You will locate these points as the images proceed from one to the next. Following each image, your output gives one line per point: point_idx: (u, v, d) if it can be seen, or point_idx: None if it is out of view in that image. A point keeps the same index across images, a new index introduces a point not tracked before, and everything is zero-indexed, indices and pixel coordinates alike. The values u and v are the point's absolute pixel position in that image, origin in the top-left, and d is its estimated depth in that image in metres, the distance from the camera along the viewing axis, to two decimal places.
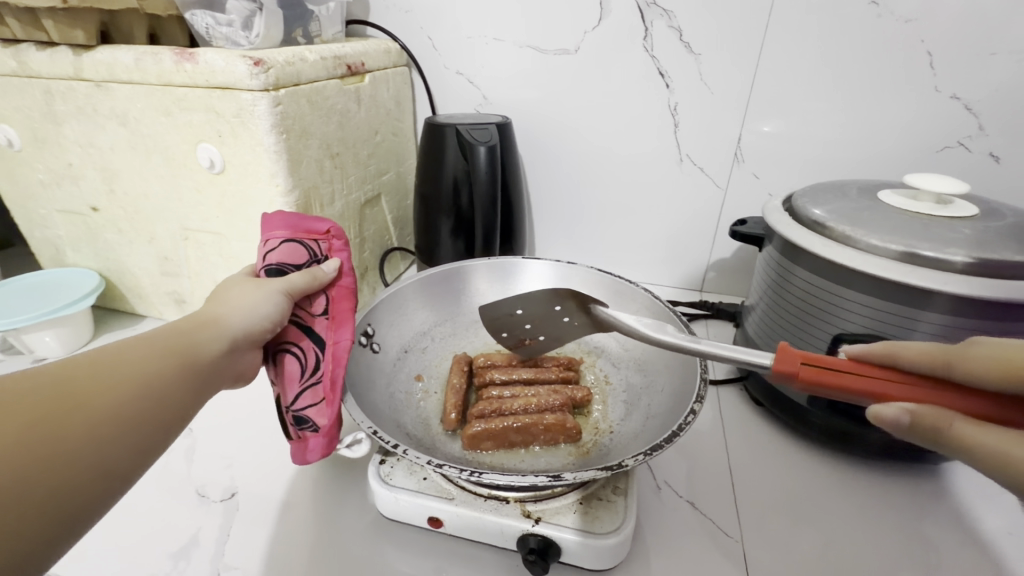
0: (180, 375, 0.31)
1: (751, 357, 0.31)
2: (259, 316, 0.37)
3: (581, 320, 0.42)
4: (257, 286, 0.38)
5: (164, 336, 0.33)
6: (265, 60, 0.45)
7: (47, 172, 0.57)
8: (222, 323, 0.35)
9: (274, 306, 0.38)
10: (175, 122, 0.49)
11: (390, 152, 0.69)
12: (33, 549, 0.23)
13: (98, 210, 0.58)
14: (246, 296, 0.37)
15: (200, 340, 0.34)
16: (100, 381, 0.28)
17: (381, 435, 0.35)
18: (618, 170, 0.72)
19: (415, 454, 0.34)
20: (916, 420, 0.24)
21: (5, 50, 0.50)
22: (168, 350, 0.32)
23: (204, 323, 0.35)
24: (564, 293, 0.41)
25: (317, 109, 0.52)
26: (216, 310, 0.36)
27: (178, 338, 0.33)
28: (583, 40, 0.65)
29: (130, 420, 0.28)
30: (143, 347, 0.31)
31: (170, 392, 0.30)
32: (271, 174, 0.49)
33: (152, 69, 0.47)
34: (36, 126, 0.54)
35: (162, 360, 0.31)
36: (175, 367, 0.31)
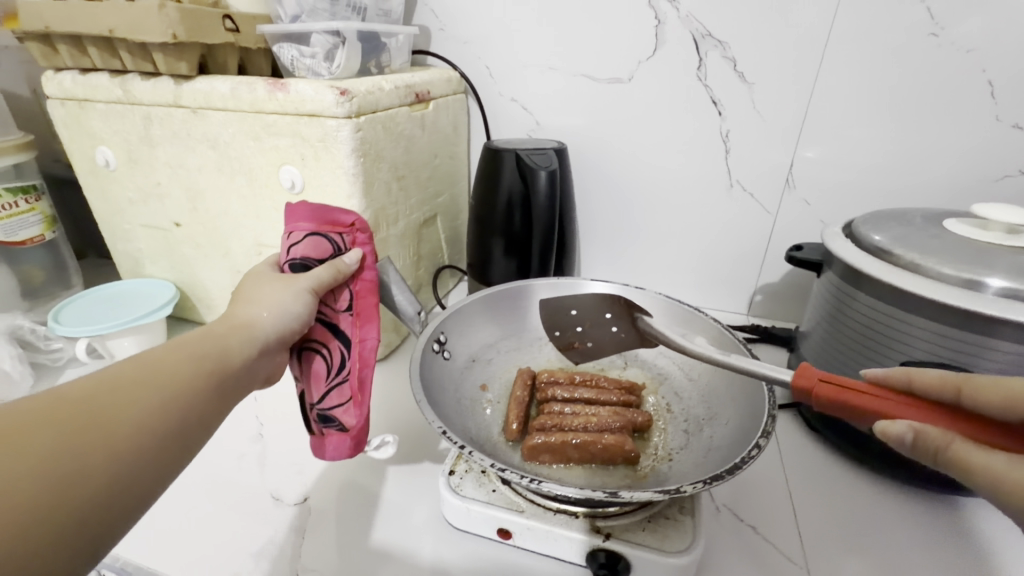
0: (212, 377, 0.34)
1: (776, 371, 0.34)
2: (289, 317, 0.39)
3: (626, 331, 0.50)
4: (285, 283, 0.40)
5: (194, 342, 0.35)
6: (350, 89, 0.48)
7: (137, 191, 0.62)
8: (252, 327, 0.38)
9: (303, 303, 0.40)
10: (262, 146, 0.53)
11: (446, 174, 0.72)
12: (86, 539, 0.26)
13: (179, 225, 0.62)
14: (276, 296, 0.39)
15: (232, 344, 0.36)
16: (139, 386, 0.30)
17: (450, 436, 0.36)
18: (665, 194, 0.74)
19: (480, 458, 0.35)
20: (920, 437, 0.27)
21: (112, 80, 0.55)
22: (201, 355, 0.34)
23: (236, 327, 0.37)
24: (615, 301, 0.50)
25: (389, 134, 0.56)
26: (248, 312, 0.38)
27: (208, 342, 0.35)
28: (637, 70, 0.67)
29: (171, 422, 0.30)
30: (173, 355, 0.33)
31: (203, 394, 0.33)
32: (346, 195, 0.52)
33: (245, 98, 0.51)
34: (132, 147, 0.59)
35: (193, 364, 0.33)
36: (206, 369, 0.34)
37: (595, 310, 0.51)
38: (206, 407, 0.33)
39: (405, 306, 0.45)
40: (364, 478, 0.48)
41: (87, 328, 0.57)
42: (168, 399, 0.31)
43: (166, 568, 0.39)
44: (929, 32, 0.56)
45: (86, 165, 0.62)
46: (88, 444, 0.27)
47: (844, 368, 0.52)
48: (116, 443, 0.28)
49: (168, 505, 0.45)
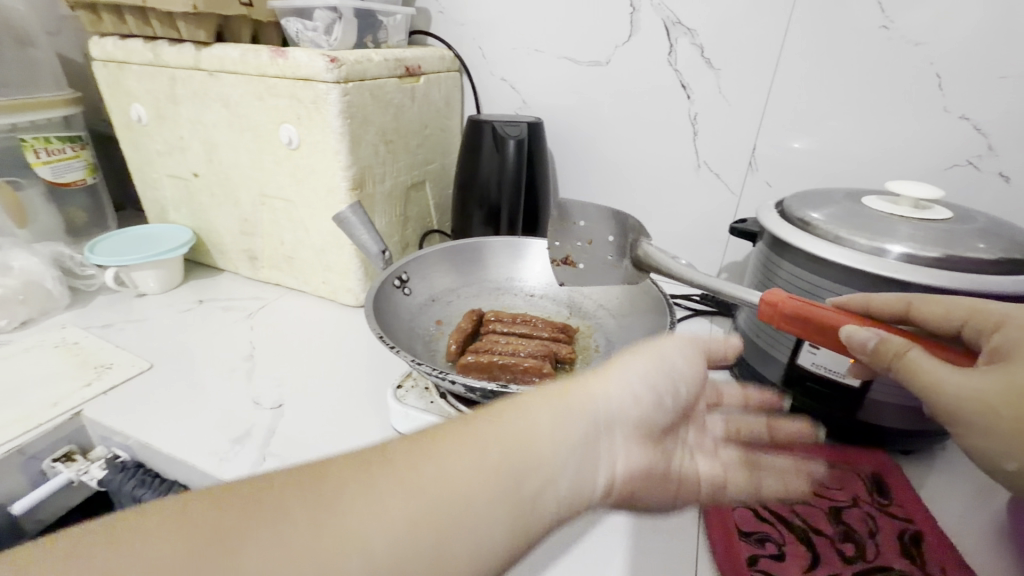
0: (526, 465, 0.27)
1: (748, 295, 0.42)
2: (642, 385, 0.32)
3: (618, 259, 0.53)
4: (566, 393, 0.30)
5: (466, 442, 0.26)
6: (339, 58, 0.56)
7: (163, 144, 0.71)
8: (584, 416, 0.29)
9: (637, 389, 0.32)
10: (266, 106, 0.61)
11: (437, 144, 0.79)
12: None
13: (197, 175, 0.71)
14: (550, 409, 0.29)
15: (535, 443, 0.27)
16: (350, 532, 0.22)
17: (387, 341, 0.43)
18: (639, 173, 0.78)
19: (408, 359, 0.42)
20: (883, 342, 0.34)
21: (146, 45, 0.64)
22: (507, 450, 0.27)
23: (533, 424, 0.28)
24: (627, 225, 0.52)
25: (377, 101, 0.63)
26: (523, 420, 0.28)
27: (412, 446, 0.26)
28: (614, 53, 0.72)
29: (461, 531, 0.24)
30: (366, 464, 0.25)
31: (487, 481, 0.25)
32: (335, 151, 0.60)
33: (253, 63, 0.59)
34: (160, 105, 0.68)
35: (472, 479, 0.25)
36: (500, 467, 0.26)
37: (601, 227, 0.53)
38: (522, 511, 0.26)
39: (370, 243, 0.52)
40: (333, 395, 0.56)
41: (116, 259, 0.67)
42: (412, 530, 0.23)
43: (161, 444, 0.48)
44: (880, 24, 0.59)
45: (123, 120, 0.72)
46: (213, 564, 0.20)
47: None
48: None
49: (169, 401, 0.54)
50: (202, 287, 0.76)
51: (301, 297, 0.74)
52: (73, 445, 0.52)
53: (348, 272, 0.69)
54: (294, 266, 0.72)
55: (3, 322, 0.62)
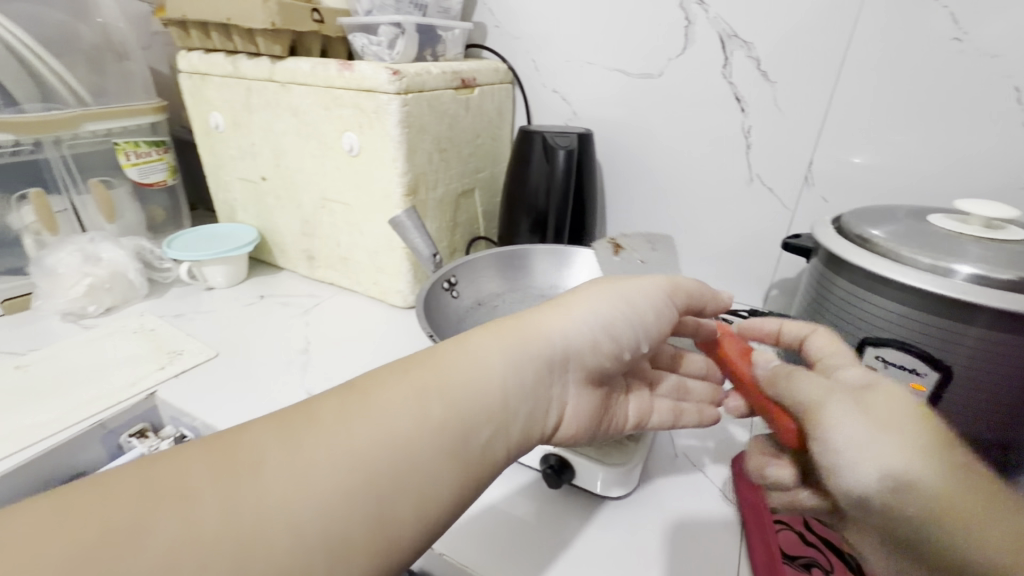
0: (464, 410, 0.31)
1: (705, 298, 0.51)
2: (607, 308, 0.38)
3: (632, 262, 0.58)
4: (508, 334, 0.36)
5: (410, 389, 0.31)
6: (401, 71, 0.59)
7: (236, 149, 0.76)
8: (535, 343, 0.36)
9: (591, 323, 0.37)
10: (331, 115, 0.64)
11: (488, 153, 0.81)
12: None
13: (265, 179, 0.76)
14: (499, 350, 0.35)
15: (484, 383, 0.33)
16: (305, 475, 0.26)
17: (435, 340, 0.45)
18: (688, 185, 0.78)
19: None
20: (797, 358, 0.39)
21: (227, 58, 0.69)
22: (444, 393, 0.31)
23: (475, 363, 0.33)
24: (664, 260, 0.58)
25: (434, 111, 0.66)
26: (472, 360, 0.34)
27: (340, 407, 0.29)
28: (667, 66, 0.73)
29: (414, 460, 0.29)
30: (333, 410, 0.29)
31: (430, 424, 0.30)
32: (393, 159, 0.63)
33: (321, 75, 0.63)
34: (236, 113, 0.73)
35: (410, 422, 0.29)
36: (451, 410, 0.31)
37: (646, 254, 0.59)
38: (476, 434, 0.32)
39: (421, 246, 0.54)
40: None
41: (190, 254, 0.72)
42: (363, 468, 0.27)
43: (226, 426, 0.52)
44: (953, 36, 0.57)
45: (203, 127, 0.78)
46: (194, 503, 0.24)
47: None
48: (230, 521, 0.23)
49: (233, 387, 0.58)
50: (264, 283, 0.81)
51: (353, 296, 0.78)
52: (147, 423, 0.57)
53: (399, 274, 0.71)
54: (349, 266, 0.76)
55: (92, 308, 0.69)
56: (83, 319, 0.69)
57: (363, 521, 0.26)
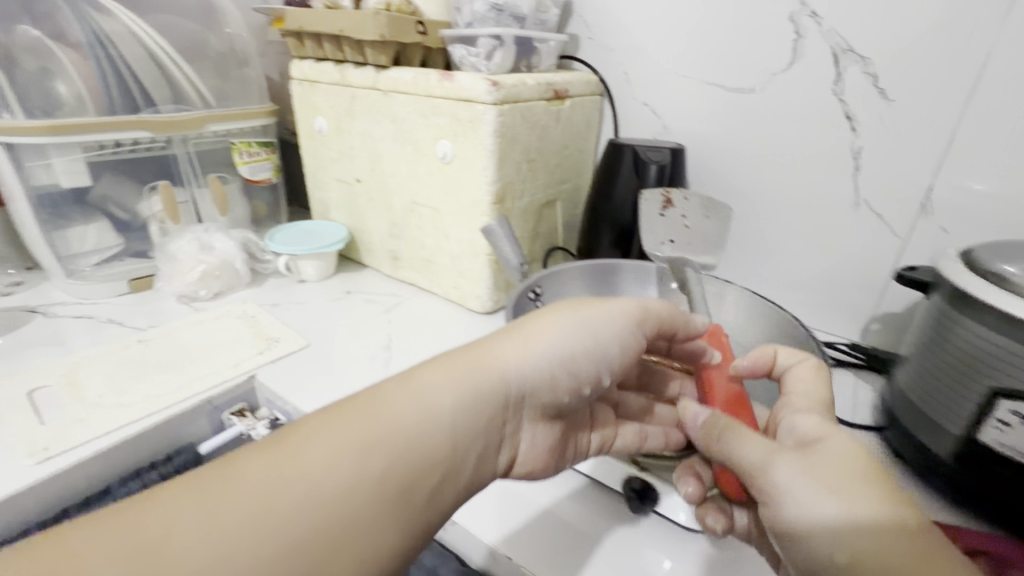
0: (418, 439, 0.35)
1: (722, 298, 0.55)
2: (557, 352, 0.41)
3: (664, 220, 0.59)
4: (449, 371, 0.39)
5: (345, 429, 0.33)
6: (500, 82, 0.60)
7: (336, 152, 0.81)
8: (485, 378, 0.39)
9: (535, 366, 0.40)
10: (428, 123, 0.67)
11: (573, 164, 0.81)
12: None
13: (360, 181, 0.80)
14: (442, 386, 0.38)
15: (426, 416, 0.36)
16: (255, 513, 0.28)
17: None
18: (783, 206, 0.74)
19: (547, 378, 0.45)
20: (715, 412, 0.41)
21: (335, 67, 0.74)
22: (394, 427, 0.34)
23: (423, 397, 0.36)
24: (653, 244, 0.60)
25: (527, 122, 0.66)
26: (414, 394, 0.36)
27: (288, 442, 0.32)
28: (769, 81, 0.69)
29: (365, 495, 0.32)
30: (283, 443, 0.32)
31: (380, 458, 0.33)
32: (484, 167, 0.64)
33: (422, 85, 0.65)
34: (340, 118, 0.78)
35: (358, 456, 0.33)
36: (395, 441, 0.34)
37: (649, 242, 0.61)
38: (423, 465, 0.35)
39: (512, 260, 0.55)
40: None
41: (289, 248, 0.78)
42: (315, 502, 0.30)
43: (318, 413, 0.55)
44: None
45: (308, 130, 0.84)
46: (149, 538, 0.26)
47: (934, 396, 0.49)
48: (182, 554, 0.26)
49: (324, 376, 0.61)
50: (351, 279, 0.85)
51: (434, 298, 0.80)
52: (246, 403, 0.62)
53: (481, 280, 0.73)
54: (431, 269, 0.79)
55: (203, 292, 0.75)
56: (195, 301, 0.75)
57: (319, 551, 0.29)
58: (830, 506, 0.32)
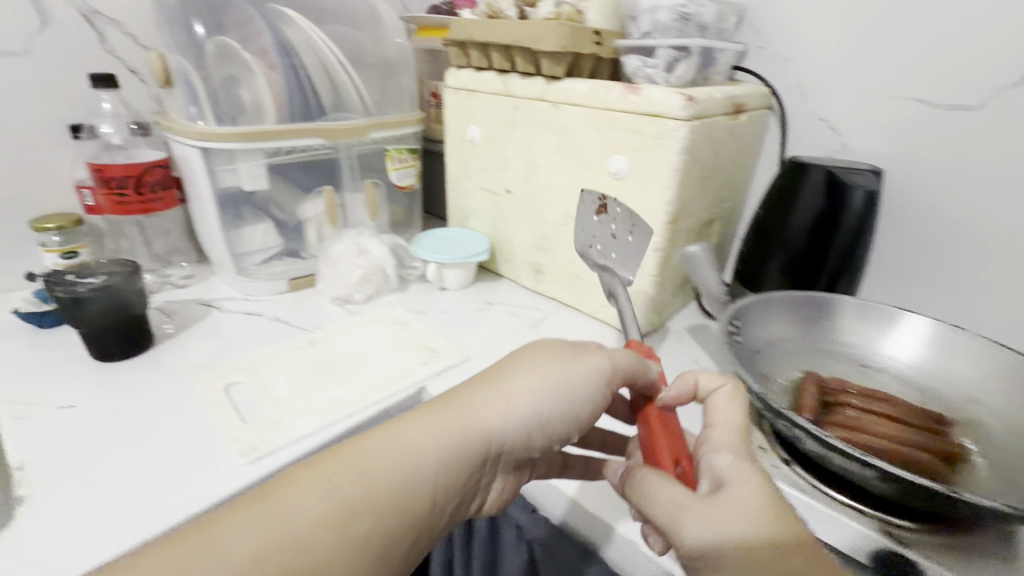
0: (406, 489, 0.36)
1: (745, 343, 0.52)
2: (534, 406, 0.41)
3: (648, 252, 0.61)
4: (435, 416, 0.40)
5: (344, 476, 0.35)
6: (696, 96, 0.57)
7: (487, 162, 0.81)
8: (465, 434, 0.39)
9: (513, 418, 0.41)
10: (601, 137, 0.64)
11: (736, 182, 0.77)
12: None
13: (510, 192, 0.79)
14: (431, 433, 0.39)
15: (413, 465, 0.37)
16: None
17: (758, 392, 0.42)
18: (991, 239, 0.65)
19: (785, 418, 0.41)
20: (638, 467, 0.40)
21: (499, 77, 0.73)
22: (376, 475, 0.36)
23: (401, 452, 0.37)
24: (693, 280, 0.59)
25: (708, 139, 0.62)
26: (408, 443, 0.38)
27: (282, 486, 0.34)
28: (992, 98, 0.61)
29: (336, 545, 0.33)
30: (281, 488, 0.34)
31: (359, 514, 0.34)
32: (664, 185, 0.61)
33: (601, 97, 0.63)
34: (496, 128, 0.77)
35: (343, 510, 0.34)
36: (382, 488, 0.36)
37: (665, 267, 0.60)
38: (394, 520, 0.36)
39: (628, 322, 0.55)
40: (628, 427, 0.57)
41: (441, 256, 0.79)
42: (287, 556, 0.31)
43: None
44: None
45: (458, 139, 0.84)
46: None
47: None
48: None
49: None
50: (489, 290, 0.85)
51: (577, 315, 0.78)
52: None
53: (639, 301, 0.70)
54: (579, 285, 0.76)
55: (358, 296, 0.77)
56: (349, 304, 0.77)
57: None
58: (721, 533, 0.32)
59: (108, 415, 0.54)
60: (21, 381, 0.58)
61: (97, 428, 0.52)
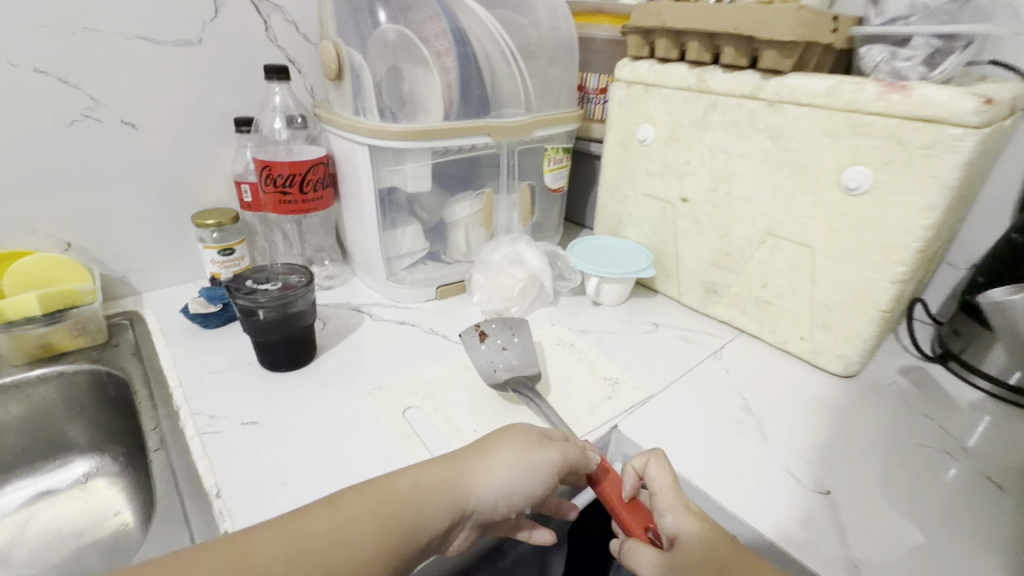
0: (394, 543, 0.35)
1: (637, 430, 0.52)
2: (518, 474, 0.39)
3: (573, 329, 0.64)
4: (429, 468, 0.39)
5: (333, 526, 0.34)
6: (996, 99, 0.45)
7: (659, 166, 0.71)
8: (463, 493, 0.38)
9: (507, 482, 0.39)
10: (837, 144, 0.54)
11: (973, 199, 0.63)
12: None
13: (686, 201, 0.70)
14: (420, 482, 0.38)
15: (399, 516, 0.36)
16: None
17: None
18: None
19: None
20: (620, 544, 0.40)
21: (691, 70, 0.64)
22: (381, 519, 0.35)
23: (405, 495, 0.37)
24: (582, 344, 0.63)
25: (987, 150, 0.50)
26: (401, 490, 0.37)
27: (275, 533, 0.33)
28: None
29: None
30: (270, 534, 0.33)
31: (368, 550, 0.34)
32: (927, 206, 0.50)
33: (844, 96, 0.52)
34: (678, 128, 0.67)
35: (346, 552, 0.33)
36: (372, 541, 0.34)
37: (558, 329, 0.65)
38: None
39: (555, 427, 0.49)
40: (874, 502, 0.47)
41: (606, 270, 0.71)
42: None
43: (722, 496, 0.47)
44: None
45: (622, 138, 0.75)
46: None
47: None
48: None
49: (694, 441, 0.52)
50: (648, 308, 0.76)
51: (760, 346, 0.68)
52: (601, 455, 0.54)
53: (856, 339, 0.59)
54: (767, 313, 0.66)
55: (515, 309, 0.71)
56: (503, 317, 0.72)
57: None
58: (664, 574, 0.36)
59: (295, 437, 0.50)
60: (200, 388, 0.55)
61: (287, 453, 0.48)
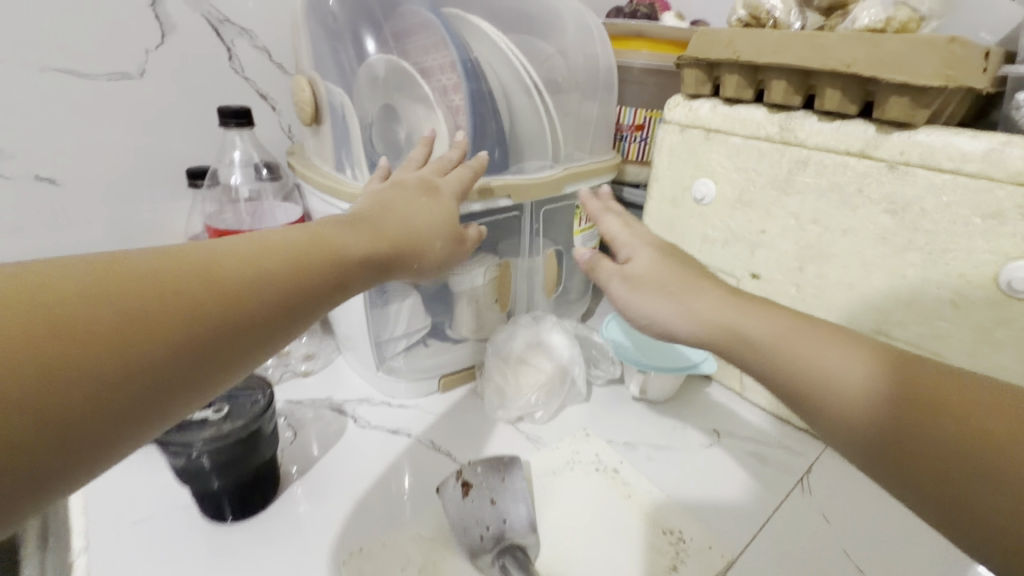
0: (333, 266, 0.32)
1: None
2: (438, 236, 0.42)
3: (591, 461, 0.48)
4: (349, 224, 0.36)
5: (253, 251, 0.28)
6: None
7: (721, 231, 0.57)
8: (392, 245, 0.37)
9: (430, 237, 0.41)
10: (995, 228, 0.39)
11: None
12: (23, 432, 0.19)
13: (757, 277, 0.55)
14: (349, 232, 0.35)
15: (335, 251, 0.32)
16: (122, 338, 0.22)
17: None
18: None
19: None
20: None
21: (772, 116, 0.49)
22: (317, 252, 0.31)
23: (335, 243, 0.33)
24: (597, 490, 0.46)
25: None
26: (333, 234, 0.33)
27: (162, 259, 0.25)
28: None
29: (272, 297, 0.28)
30: (164, 256, 0.25)
31: (308, 276, 0.30)
32: None
33: (1011, 165, 0.37)
34: (751, 188, 0.53)
35: (274, 278, 0.28)
36: (308, 270, 0.30)
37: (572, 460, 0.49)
38: (307, 306, 0.30)
39: None
40: None
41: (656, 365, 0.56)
42: (242, 290, 0.27)
43: None
44: None
45: (672, 194, 0.60)
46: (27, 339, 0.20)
47: None
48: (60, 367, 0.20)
49: None
50: (703, 404, 0.61)
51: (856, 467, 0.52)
52: None
53: None
54: None
55: (539, 414, 0.56)
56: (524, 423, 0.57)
57: (269, 320, 0.28)
58: None
59: None
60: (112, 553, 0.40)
61: None
